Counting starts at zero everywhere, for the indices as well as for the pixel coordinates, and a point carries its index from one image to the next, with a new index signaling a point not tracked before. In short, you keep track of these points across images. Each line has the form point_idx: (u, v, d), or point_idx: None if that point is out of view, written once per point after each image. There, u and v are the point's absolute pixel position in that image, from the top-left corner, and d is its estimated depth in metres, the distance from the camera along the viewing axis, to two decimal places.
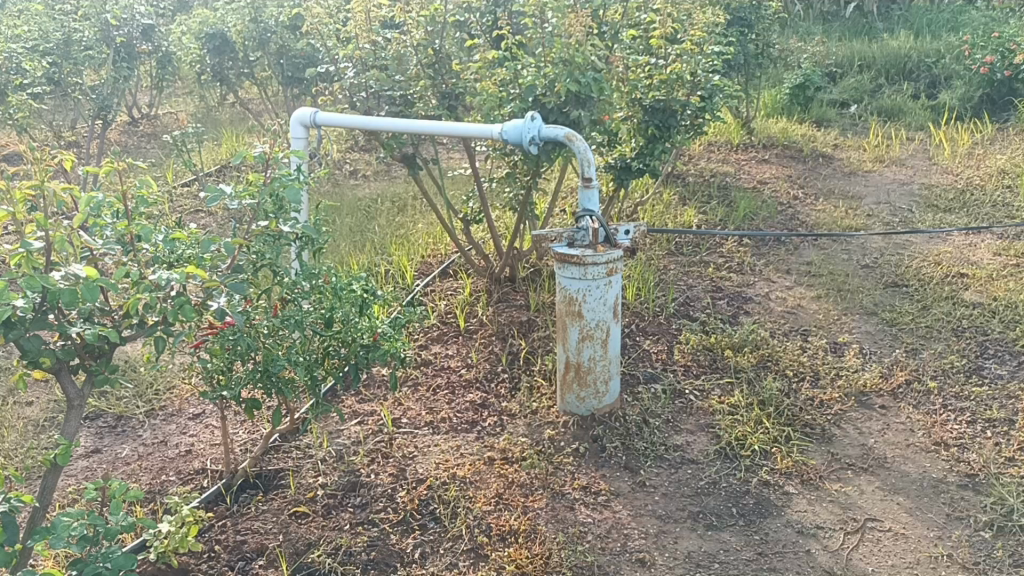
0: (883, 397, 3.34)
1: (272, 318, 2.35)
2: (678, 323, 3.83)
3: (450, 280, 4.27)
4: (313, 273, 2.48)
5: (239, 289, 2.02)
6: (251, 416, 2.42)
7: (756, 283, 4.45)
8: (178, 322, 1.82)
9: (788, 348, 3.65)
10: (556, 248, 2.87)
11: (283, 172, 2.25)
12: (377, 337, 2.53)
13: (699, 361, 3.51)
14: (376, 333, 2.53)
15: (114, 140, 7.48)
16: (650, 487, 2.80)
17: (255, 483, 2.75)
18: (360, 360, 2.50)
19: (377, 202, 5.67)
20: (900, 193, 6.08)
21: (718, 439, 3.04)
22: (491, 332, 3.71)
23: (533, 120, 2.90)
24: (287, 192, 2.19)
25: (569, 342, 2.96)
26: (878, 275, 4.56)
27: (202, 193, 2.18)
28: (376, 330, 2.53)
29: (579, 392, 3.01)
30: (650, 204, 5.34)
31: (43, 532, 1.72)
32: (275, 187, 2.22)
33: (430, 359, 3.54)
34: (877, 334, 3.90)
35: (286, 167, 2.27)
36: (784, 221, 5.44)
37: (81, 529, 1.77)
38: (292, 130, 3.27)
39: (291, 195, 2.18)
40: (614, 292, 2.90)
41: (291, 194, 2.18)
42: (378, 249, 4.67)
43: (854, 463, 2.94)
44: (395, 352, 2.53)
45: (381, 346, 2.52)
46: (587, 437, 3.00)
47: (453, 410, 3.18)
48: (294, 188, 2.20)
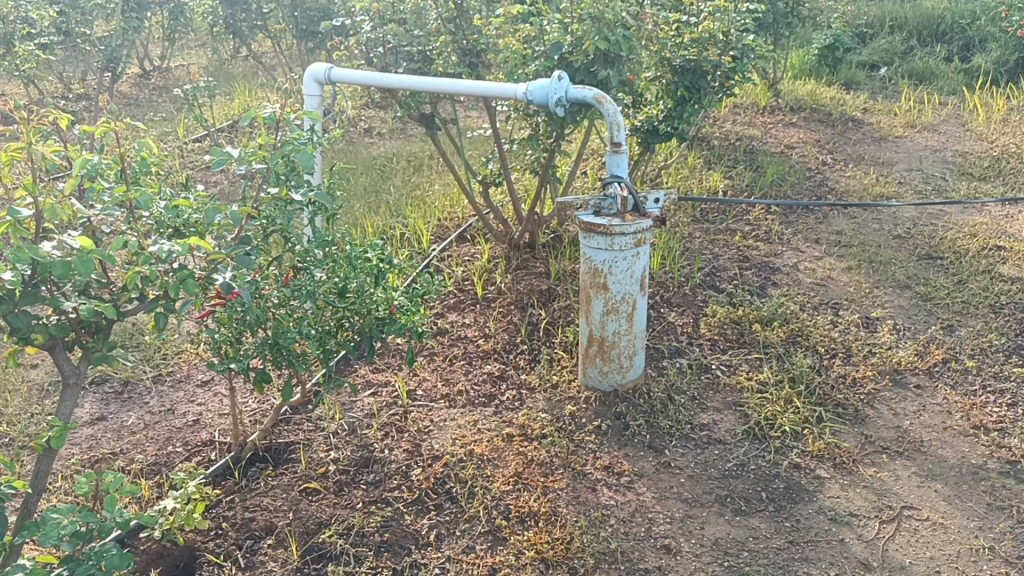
0: (918, 376, 3.20)
1: (283, 288, 2.23)
2: (704, 294, 3.68)
3: (468, 245, 4.13)
4: (327, 240, 2.36)
5: (246, 262, 1.90)
6: (260, 390, 2.30)
7: (784, 253, 4.29)
8: (180, 298, 1.70)
9: (819, 323, 3.51)
10: (582, 216, 2.73)
11: (294, 135, 2.10)
12: (393, 310, 2.39)
13: (726, 335, 3.38)
14: (392, 305, 2.39)
15: (124, 93, 7.33)
16: (675, 468, 2.68)
17: (265, 456, 2.65)
18: (375, 333, 2.36)
19: (392, 162, 5.52)
20: (933, 160, 5.87)
21: (746, 418, 2.91)
22: (509, 301, 3.58)
23: (560, 79, 2.73)
24: (300, 157, 2.04)
25: (592, 316, 2.83)
26: (912, 246, 4.39)
27: (208, 156, 2.03)
28: (393, 301, 2.40)
29: (601, 367, 2.90)
30: (674, 168, 5.16)
31: (31, 528, 1.64)
32: (286, 151, 2.07)
33: (446, 328, 3.42)
34: (911, 309, 3.75)
35: (298, 128, 2.12)
36: (812, 188, 5.26)
37: (72, 528, 1.65)
38: (307, 87, 3.13)
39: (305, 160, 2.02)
40: (642, 263, 2.77)
41: (304, 159, 2.03)
42: (394, 211, 4.54)
43: (888, 447, 2.81)
44: (412, 326, 2.39)
45: (397, 320, 2.38)
46: (609, 414, 2.88)
47: (470, 382, 3.07)
48: (307, 153, 2.05)
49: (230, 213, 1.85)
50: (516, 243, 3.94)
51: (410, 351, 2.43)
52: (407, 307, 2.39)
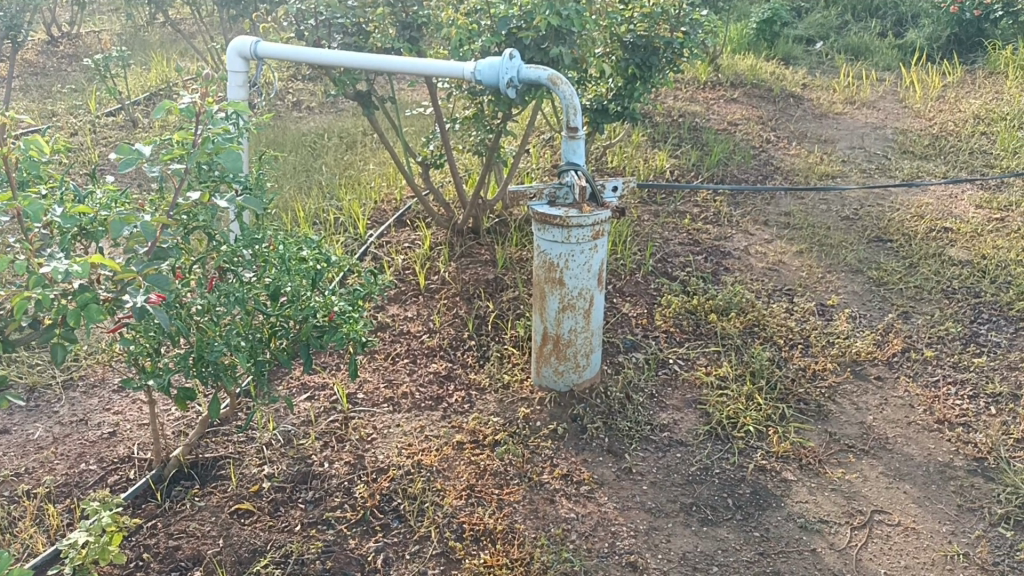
0: (877, 367, 3.11)
1: (207, 294, 1.98)
2: (656, 283, 3.53)
3: (407, 230, 3.90)
4: (256, 238, 2.10)
5: (159, 283, 1.70)
6: (183, 407, 2.06)
7: (734, 236, 4.17)
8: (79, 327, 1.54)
9: (775, 311, 3.39)
10: (536, 207, 2.55)
11: (216, 131, 1.88)
12: (332, 317, 2.15)
13: (682, 327, 3.24)
14: (332, 313, 2.15)
15: (30, 62, 6.82)
16: (637, 474, 2.53)
17: (190, 474, 2.41)
18: (313, 342, 2.12)
19: (324, 138, 5.23)
20: (874, 138, 5.83)
21: (708, 417, 2.77)
22: (453, 292, 3.38)
23: (511, 58, 2.51)
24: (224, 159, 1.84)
25: (547, 312, 2.66)
26: (861, 228, 4.31)
27: (115, 153, 1.78)
28: (332, 308, 2.15)
29: (556, 366, 2.72)
30: (618, 147, 4.99)
31: None
32: (207, 151, 1.85)
33: (387, 323, 3.20)
34: (865, 295, 3.66)
35: (221, 124, 1.90)
36: (758, 167, 5.15)
37: None
38: (230, 62, 2.84)
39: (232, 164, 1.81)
40: (600, 257, 2.60)
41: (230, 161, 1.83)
42: (327, 194, 4.28)
43: (854, 444, 2.71)
44: (355, 335, 2.16)
45: (338, 328, 2.14)
46: (565, 416, 2.70)
47: (415, 384, 2.86)
48: (231, 152, 1.85)
49: (140, 225, 1.67)
50: (459, 228, 3.73)
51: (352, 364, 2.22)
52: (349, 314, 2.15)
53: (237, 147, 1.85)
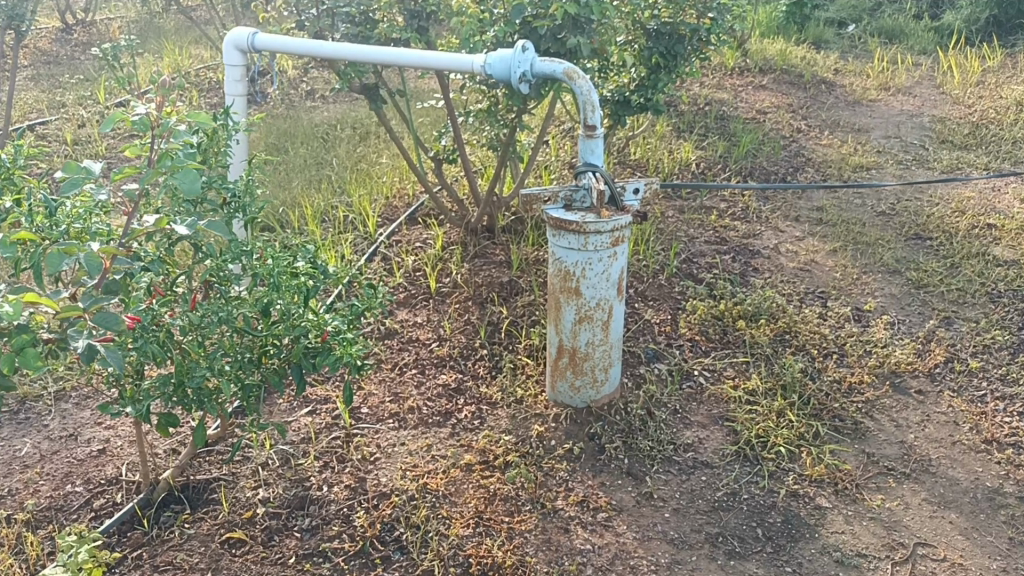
0: (918, 379, 2.91)
1: (189, 313, 1.84)
2: (681, 285, 3.34)
3: (419, 228, 3.73)
4: (245, 249, 1.95)
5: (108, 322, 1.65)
6: (165, 434, 1.90)
7: (764, 233, 3.96)
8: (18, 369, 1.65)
9: (807, 317, 3.18)
10: (550, 211, 2.36)
11: (173, 147, 1.79)
12: (326, 338, 1.97)
13: (708, 335, 3.04)
14: (325, 333, 1.96)
15: (43, 50, 6.70)
16: (658, 500, 2.35)
17: (181, 497, 2.26)
18: (305, 363, 1.95)
19: (337, 130, 5.05)
20: (911, 127, 5.57)
21: (735, 436, 2.59)
22: (466, 296, 3.21)
23: (524, 51, 2.32)
24: (178, 178, 1.75)
25: (562, 324, 2.48)
26: (898, 224, 4.08)
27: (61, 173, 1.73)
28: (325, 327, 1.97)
29: (573, 381, 2.54)
30: (642, 138, 4.78)
31: None
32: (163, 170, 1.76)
33: (395, 329, 3.03)
34: (903, 298, 3.45)
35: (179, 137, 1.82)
36: (788, 158, 4.92)
37: None
38: (227, 55, 2.68)
39: (185, 184, 1.72)
40: (619, 265, 2.41)
41: (184, 181, 1.73)
42: (337, 190, 4.11)
43: (894, 467, 2.51)
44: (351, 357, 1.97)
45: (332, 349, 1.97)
46: (582, 434, 2.52)
47: (422, 397, 2.69)
48: (187, 171, 1.75)
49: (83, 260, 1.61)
50: (473, 227, 3.55)
51: (348, 387, 2.06)
52: (345, 333, 1.98)
53: (193, 165, 1.75)
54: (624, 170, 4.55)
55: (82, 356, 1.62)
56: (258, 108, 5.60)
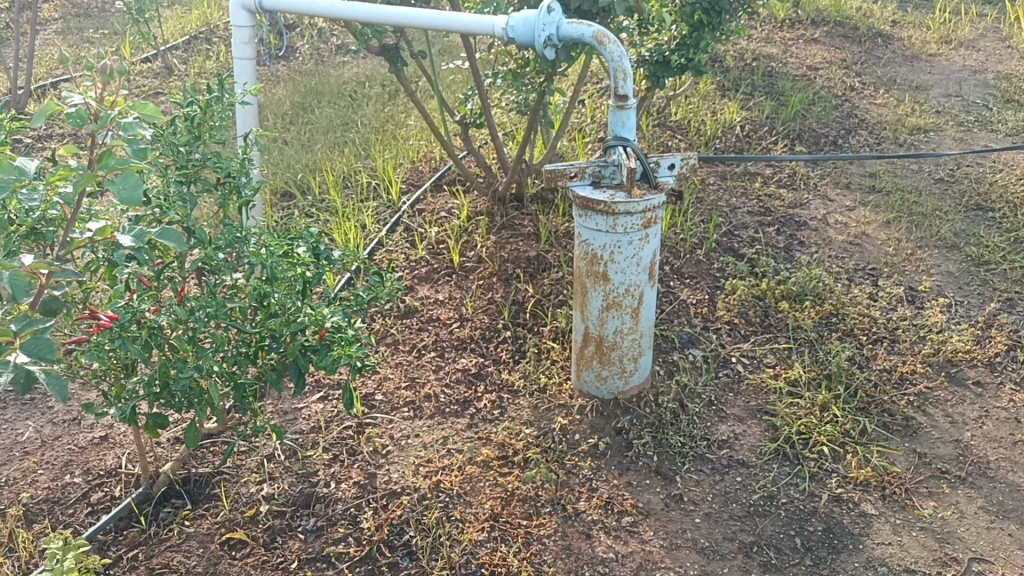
0: (977, 370, 2.68)
1: (175, 308, 1.69)
2: (720, 261, 3.13)
3: (445, 196, 3.55)
4: (239, 236, 1.80)
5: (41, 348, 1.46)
6: (154, 434, 1.78)
7: (812, 203, 3.71)
8: None
9: (856, 298, 2.96)
10: (577, 189, 2.17)
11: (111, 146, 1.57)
12: (325, 335, 1.77)
13: (748, 317, 2.85)
14: (324, 330, 1.77)
15: (72, 1, 6.55)
16: (688, 503, 2.18)
17: (181, 492, 2.15)
18: (302, 363, 1.76)
19: (365, 87, 4.85)
20: (973, 84, 5.21)
21: (774, 431, 2.40)
22: (491, 272, 3.03)
23: (550, 12, 2.11)
24: (119, 183, 1.55)
25: (588, 311, 2.30)
26: (957, 193, 3.81)
27: None
28: (323, 323, 1.77)
29: (599, 371, 2.37)
30: (683, 98, 4.53)
31: None
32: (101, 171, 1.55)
33: (415, 308, 2.88)
34: (961, 277, 3.21)
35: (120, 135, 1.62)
36: (840, 119, 4.62)
37: None
38: (234, 15, 2.49)
39: (124, 193, 1.52)
40: (651, 248, 2.22)
41: (125, 188, 1.53)
42: (362, 154, 3.93)
43: (948, 470, 2.30)
44: (351, 359, 1.75)
45: (331, 348, 1.76)
46: (609, 428, 2.36)
47: (440, 383, 2.54)
48: (128, 176, 1.55)
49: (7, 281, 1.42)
50: (501, 196, 3.36)
51: (351, 385, 1.89)
52: (347, 326, 1.78)
53: (135, 169, 1.55)
54: (664, 133, 4.31)
55: (16, 387, 1.46)
56: (286, 64, 5.41)
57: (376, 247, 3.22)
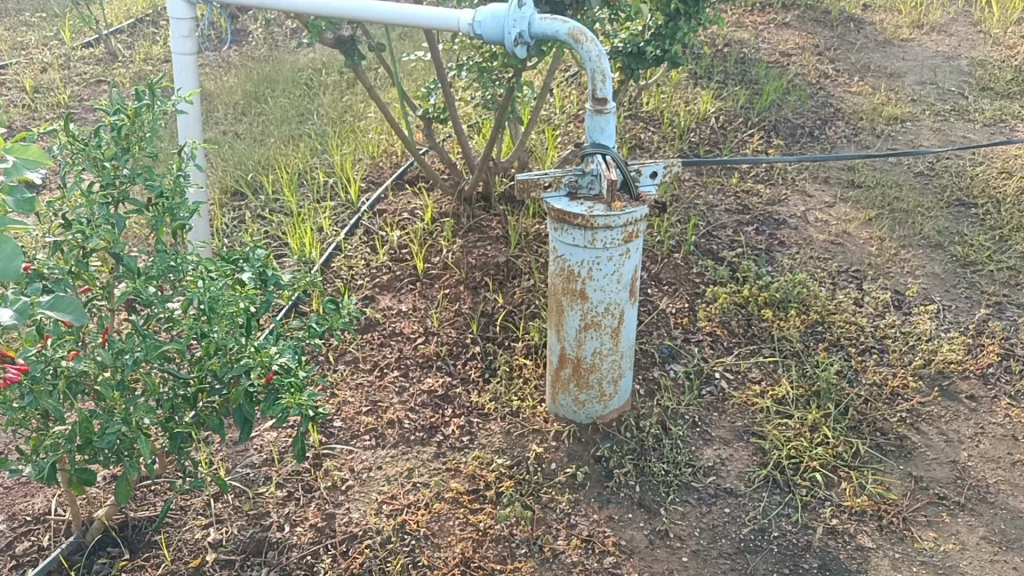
0: (969, 382, 2.55)
1: (99, 351, 1.48)
2: (699, 265, 2.97)
3: (407, 194, 3.34)
4: (173, 265, 1.59)
5: None
6: (79, 490, 1.57)
7: (790, 199, 3.56)
8: None
9: (842, 304, 2.82)
10: (552, 201, 1.98)
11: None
12: (272, 378, 1.57)
13: (730, 328, 2.69)
14: (271, 373, 1.56)
15: None
16: (674, 539, 2.02)
17: (117, 540, 1.94)
18: (246, 409, 1.56)
19: (322, 74, 4.59)
20: (947, 71, 5.10)
21: (763, 456, 2.25)
22: (457, 280, 2.84)
23: (521, 6, 1.90)
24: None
25: (565, 331, 2.12)
26: (938, 187, 3.68)
27: None
28: (271, 366, 1.57)
29: (577, 394, 2.20)
30: (655, 89, 4.35)
31: None
32: None
33: (376, 321, 2.68)
34: (947, 279, 3.08)
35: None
36: (815, 108, 4.47)
37: None
38: (173, 6, 2.25)
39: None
40: (633, 264, 2.04)
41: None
42: (318, 148, 3.69)
43: (946, 495, 2.17)
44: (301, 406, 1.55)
45: (278, 394, 1.56)
46: (587, 456, 2.19)
47: (404, 406, 2.36)
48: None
49: None
50: (467, 196, 3.16)
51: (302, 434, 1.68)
52: (295, 369, 1.59)
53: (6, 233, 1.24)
54: (636, 125, 4.14)
55: None
56: (238, 50, 5.13)
57: (334, 253, 3.01)
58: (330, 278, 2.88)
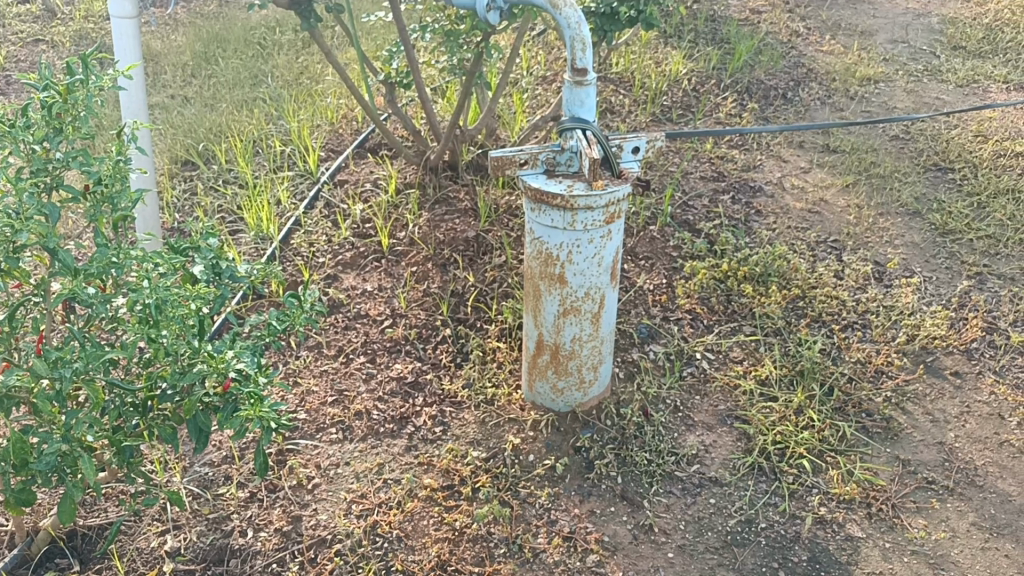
0: (953, 358, 2.49)
1: (32, 362, 1.33)
2: (676, 238, 2.86)
3: (369, 163, 3.17)
4: (115, 261, 1.42)
5: None
6: (18, 509, 1.43)
7: (765, 164, 3.44)
8: None
9: (823, 278, 2.73)
10: (528, 180, 1.84)
11: None
12: (229, 387, 1.40)
13: (710, 304, 2.59)
14: (228, 381, 1.40)
15: None
16: (659, 534, 1.94)
17: (65, 550, 1.81)
18: (201, 418, 1.40)
19: (276, 33, 4.36)
20: (919, 29, 5.00)
21: (747, 442, 2.17)
22: (425, 256, 2.70)
23: None
24: None
25: (542, 316, 2.00)
26: (915, 150, 3.59)
27: None
28: (227, 374, 1.40)
29: (554, 382, 2.09)
30: (624, 49, 4.20)
31: None
32: None
33: (340, 302, 2.54)
34: (927, 249, 3.00)
35: None
36: (788, 69, 4.35)
37: None
38: None
39: None
40: (614, 246, 1.92)
41: None
42: (273, 114, 3.50)
43: (934, 479, 2.11)
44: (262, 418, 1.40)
45: (235, 403, 1.40)
46: (566, 446, 2.09)
47: (373, 396, 2.23)
48: None
49: None
50: (433, 166, 3.00)
51: (262, 452, 1.49)
52: (254, 376, 1.41)
53: None
54: (606, 88, 3.99)
55: None
56: (186, 5, 4.85)
57: (293, 228, 2.85)
58: (290, 256, 2.73)
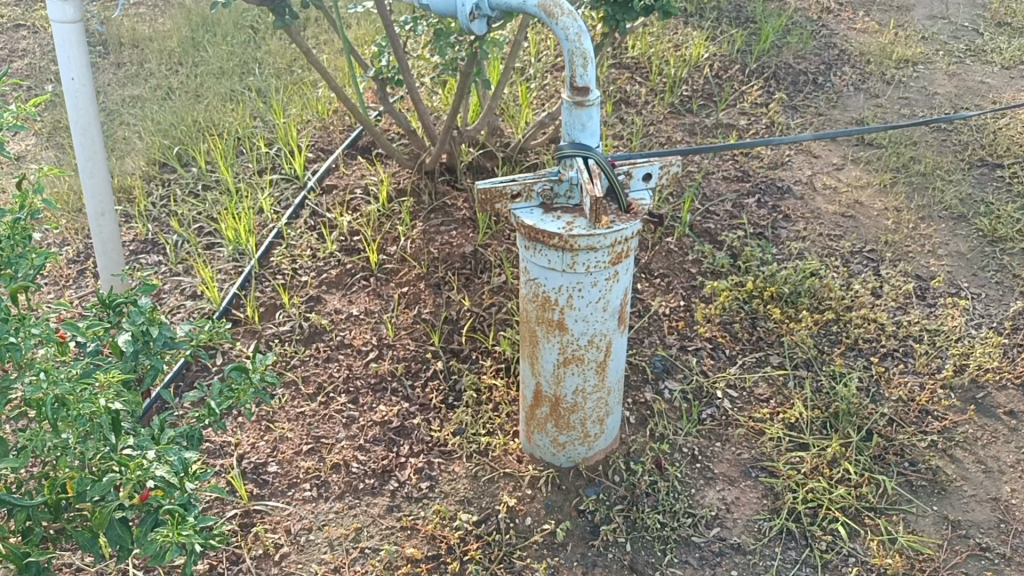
0: (1007, 394, 2.21)
1: None
2: (695, 251, 2.58)
3: (361, 165, 2.91)
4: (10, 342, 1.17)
5: None
6: None
7: (794, 159, 3.12)
8: None
9: (859, 297, 2.45)
10: (520, 214, 1.58)
11: None
12: (146, 497, 1.17)
13: (733, 331, 2.32)
14: (144, 494, 1.17)
15: None
16: None
17: None
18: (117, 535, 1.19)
19: (268, 15, 4.07)
20: (960, 3, 4.63)
21: (775, 499, 1.92)
22: (417, 275, 2.45)
23: None
24: None
25: (540, 364, 1.75)
26: (958, 141, 3.26)
27: None
28: (144, 484, 1.16)
29: (555, 435, 1.84)
30: (641, 32, 3.88)
31: None
32: None
33: (322, 329, 2.30)
34: (974, 260, 2.71)
35: None
36: (818, 50, 4.02)
37: None
38: None
39: None
40: (621, 288, 1.65)
41: None
42: (260, 109, 3.23)
43: (989, 546, 1.85)
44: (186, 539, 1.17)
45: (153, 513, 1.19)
46: (568, 507, 1.85)
47: (353, 444, 1.99)
48: None
49: None
50: (428, 170, 2.74)
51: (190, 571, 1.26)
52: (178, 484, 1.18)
53: None
54: (621, 75, 3.69)
55: None
56: None
57: (275, 242, 2.60)
58: (269, 275, 2.48)
